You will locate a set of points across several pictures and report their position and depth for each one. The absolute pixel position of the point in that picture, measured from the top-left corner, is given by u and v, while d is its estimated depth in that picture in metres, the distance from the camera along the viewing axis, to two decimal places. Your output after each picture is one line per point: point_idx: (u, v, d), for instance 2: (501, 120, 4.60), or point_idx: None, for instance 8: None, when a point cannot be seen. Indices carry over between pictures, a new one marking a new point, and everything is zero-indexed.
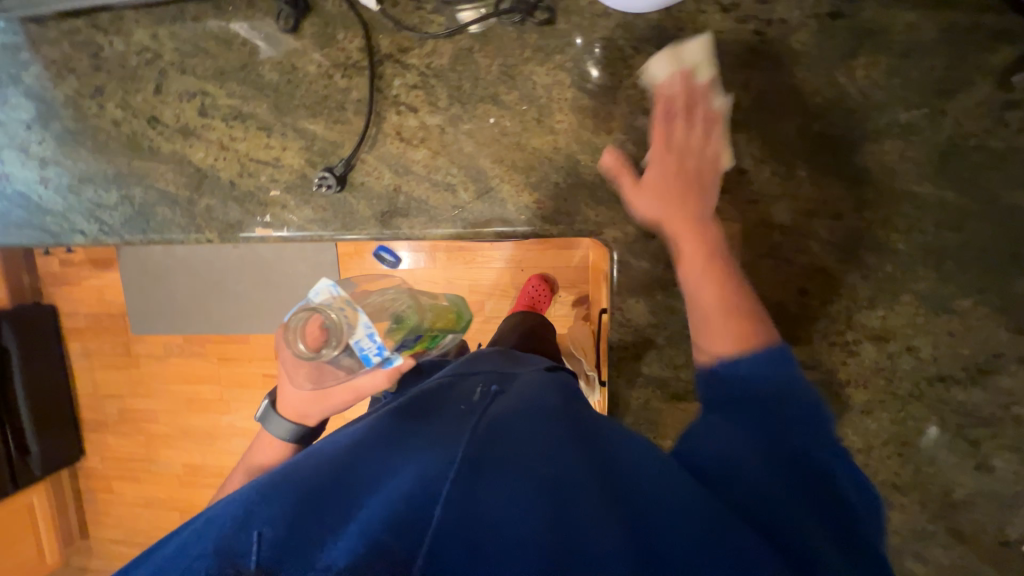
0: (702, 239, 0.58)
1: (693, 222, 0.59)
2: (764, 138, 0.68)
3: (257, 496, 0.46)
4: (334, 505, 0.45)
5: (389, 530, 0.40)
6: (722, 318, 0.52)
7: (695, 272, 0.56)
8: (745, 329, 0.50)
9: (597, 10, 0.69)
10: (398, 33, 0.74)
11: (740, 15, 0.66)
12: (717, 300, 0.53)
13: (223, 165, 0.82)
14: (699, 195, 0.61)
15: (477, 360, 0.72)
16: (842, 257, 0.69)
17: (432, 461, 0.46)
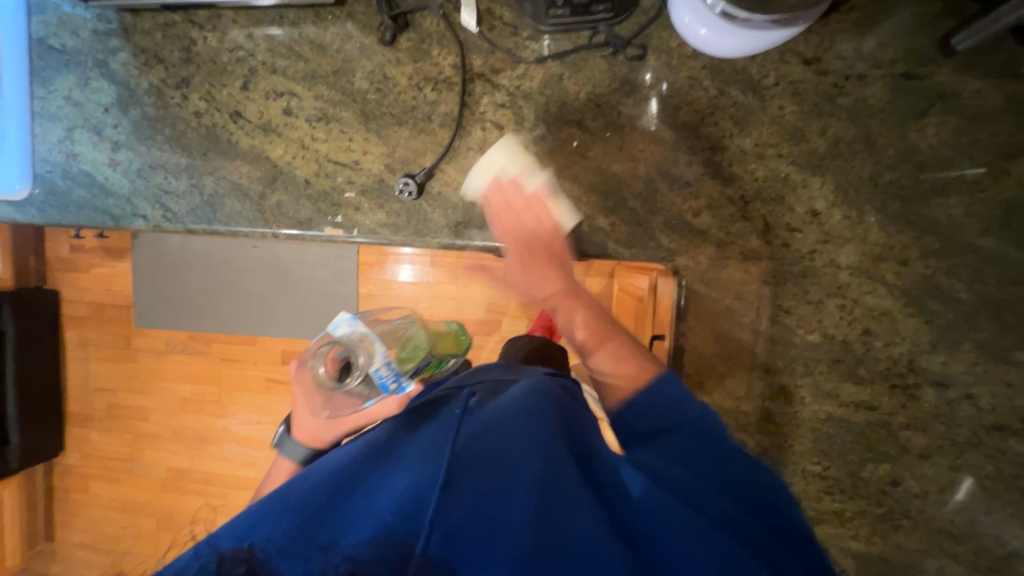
0: (555, 284, 0.68)
1: (554, 279, 0.68)
2: (837, 182, 0.72)
3: (251, 513, 0.45)
4: (342, 514, 0.43)
5: (404, 527, 0.40)
6: (625, 359, 0.58)
7: (591, 322, 0.65)
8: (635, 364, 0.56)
9: (686, 52, 0.74)
10: (492, 54, 0.77)
11: (822, 68, 0.71)
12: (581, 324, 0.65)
13: (300, 163, 0.84)
14: (550, 262, 0.70)
15: (483, 372, 0.71)
16: (906, 301, 0.72)
17: (422, 468, 0.44)
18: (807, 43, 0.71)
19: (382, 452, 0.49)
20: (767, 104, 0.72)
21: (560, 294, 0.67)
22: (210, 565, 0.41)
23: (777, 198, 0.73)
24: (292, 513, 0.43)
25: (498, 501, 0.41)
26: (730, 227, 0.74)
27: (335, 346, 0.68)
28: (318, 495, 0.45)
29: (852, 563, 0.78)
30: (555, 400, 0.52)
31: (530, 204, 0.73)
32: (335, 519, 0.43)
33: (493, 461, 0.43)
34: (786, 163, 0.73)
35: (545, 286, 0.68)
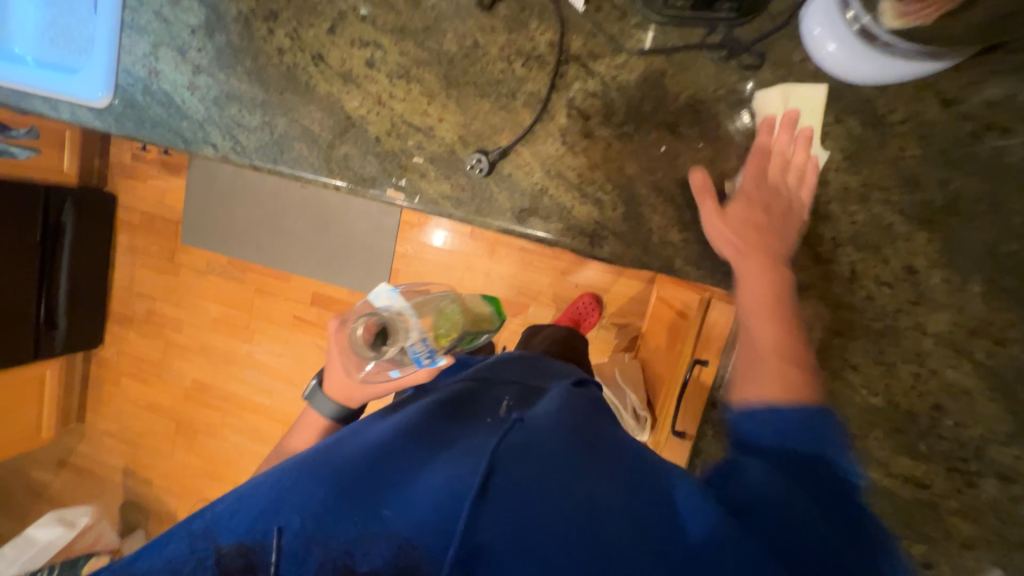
0: (769, 279, 0.61)
1: (771, 281, 0.61)
2: (946, 241, 0.65)
3: (284, 480, 0.53)
4: (372, 499, 0.50)
5: (436, 530, 0.47)
6: (766, 362, 0.54)
7: (749, 305, 0.60)
8: (788, 377, 0.52)
9: (808, 69, 0.67)
10: (593, 37, 0.72)
11: (962, 112, 0.63)
12: (774, 344, 0.56)
13: (373, 119, 0.81)
14: (773, 240, 0.65)
15: (501, 365, 0.74)
16: (991, 384, 0.66)
17: (458, 472, 0.50)
18: (950, 82, 0.63)
19: (411, 451, 0.55)
20: (887, 143, 0.65)
21: (751, 262, 0.63)
22: (209, 559, 0.49)
23: (872, 247, 0.67)
24: (325, 490, 0.51)
25: (524, 533, 0.46)
26: (813, 268, 0.69)
27: (371, 318, 0.68)
28: (347, 473, 0.52)
29: None
30: (582, 430, 0.56)
31: (784, 125, 0.67)
32: (365, 505, 0.50)
33: (531, 486, 0.48)
34: (892, 211, 0.66)
35: (716, 227, 0.67)
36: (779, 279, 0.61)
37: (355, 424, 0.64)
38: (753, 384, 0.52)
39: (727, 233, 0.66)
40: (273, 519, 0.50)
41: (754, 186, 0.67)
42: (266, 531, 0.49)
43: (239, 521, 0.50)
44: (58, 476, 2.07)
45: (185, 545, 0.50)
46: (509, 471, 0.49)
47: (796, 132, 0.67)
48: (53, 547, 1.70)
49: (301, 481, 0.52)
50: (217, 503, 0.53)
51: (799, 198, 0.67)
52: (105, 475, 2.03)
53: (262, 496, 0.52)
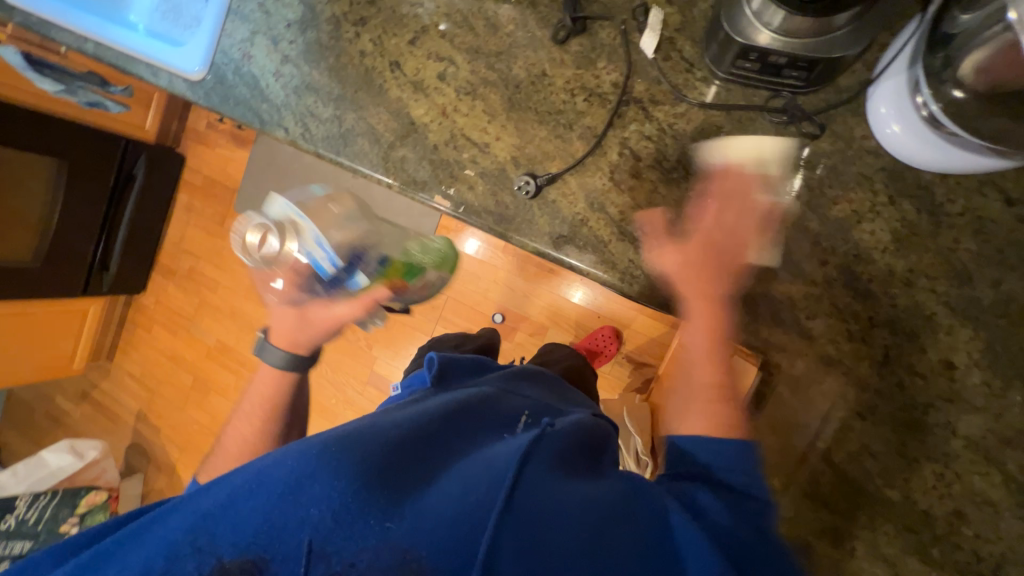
0: (711, 316, 0.66)
1: (712, 317, 0.66)
2: (990, 342, 0.63)
3: (303, 462, 0.49)
4: (387, 502, 0.47)
5: (454, 542, 0.46)
6: (706, 406, 0.61)
7: (697, 346, 0.65)
8: (714, 419, 0.60)
9: (868, 147, 0.67)
10: (657, 84, 0.74)
11: (1022, 214, 0.62)
12: (708, 379, 0.63)
13: (435, 128, 0.86)
14: (722, 276, 0.67)
15: (530, 381, 0.75)
16: (1018, 500, 0.62)
17: (478, 485, 0.50)
18: (1015, 182, 0.62)
19: (424, 460, 0.53)
20: (940, 232, 0.64)
21: (700, 291, 0.66)
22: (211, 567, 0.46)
23: (909, 334, 0.65)
24: (344, 483, 0.47)
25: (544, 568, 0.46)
26: (843, 344, 0.67)
27: (265, 223, 0.74)
28: (369, 465, 0.49)
29: None
30: (579, 460, 0.56)
31: (664, 232, 0.71)
32: (380, 506, 0.47)
33: (548, 516, 0.48)
34: (937, 301, 0.64)
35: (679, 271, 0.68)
36: (721, 310, 0.66)
37: (373, 412, 0.61)
38: (688, 422, 0.61)
39: (683, 275, 0.67)
40: (287, 511, 0.46)
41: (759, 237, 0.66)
42: (279, 525, 0.46)
43: (252, 510, 0.47)
44: (78, 407, 2.18)
45: (190, 524, 0.48)
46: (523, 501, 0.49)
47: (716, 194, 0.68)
48: (62, 472, 1.80)
49: (315, 469, 0.48)
50: (232, 478, 0.51)
51: (745, 257, 0.67)
52: (121, 414, 2.13)
53: (274, 482, 0.48)
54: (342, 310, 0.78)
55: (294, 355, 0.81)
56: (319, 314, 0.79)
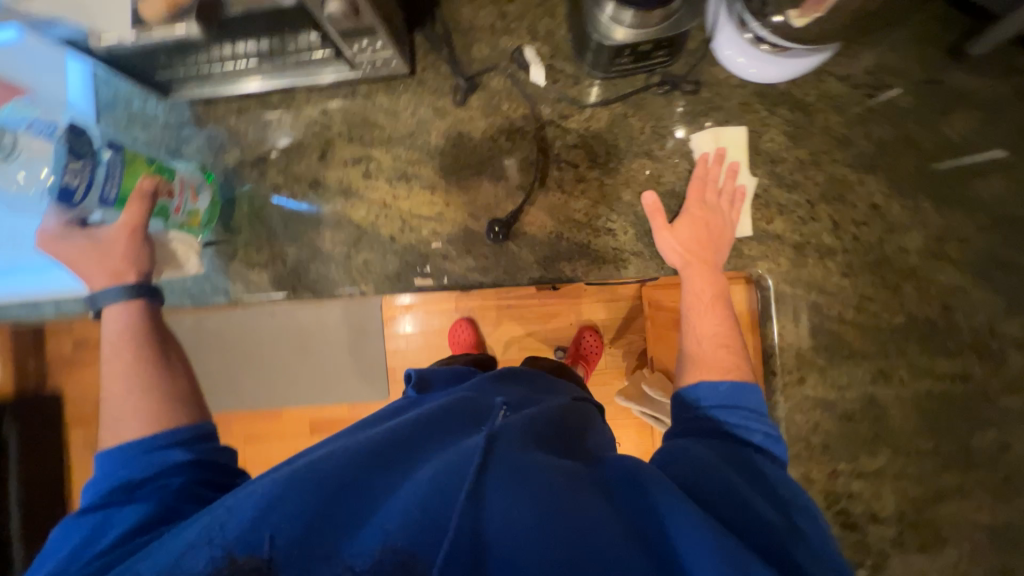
0: (713, 279, 0.78)
1: (708, 278, 0.78)
2: (889, 176, 0.80)
3: (277, 485, 0.41)
4: (349, 515, 0.39)
5: (419, 532, 0.36)
6: (716, 349, 0.73)
7: (697, 307, 0.78)
8: (727, 364, 0.71)
9: (734, 82, 0.83)
10: (559, 103, 0.84)
11: (854, 83, 0.81)
12: (710, 334, 0.75)
13: (384, 222, 0.87)
14: (715, 250, 0.79)
15: (502, 382, 0.67)
16: (974, 275, 0.78)
17: (444, 463, 0.42)
18: (837, 64, 0.81)
19: (392, 470, 0.44)
20: (814, 118, 0.81)
21: (700, 264, 0.79)
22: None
23: (838, 198, 0.80)
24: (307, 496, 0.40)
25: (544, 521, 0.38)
26: (804, 229, 0.80)
27: None
28: (336, 478, 0.42)
29: (986, 538, 0.77)
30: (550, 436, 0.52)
31: (707, 175, 0.81)
32: (344, 519, 0.39)
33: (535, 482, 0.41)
34: (841, 166, 0.80)
35: (671, 251, 0.79)
36: (721, 281, 0.79)
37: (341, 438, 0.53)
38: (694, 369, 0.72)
39: (679, 249, 0.79)
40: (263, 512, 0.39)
41: (700, 211, 0.80)
42: (250, 523, 0.38)
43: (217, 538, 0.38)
44: None
45: (196, 532, 0.39)
46: (493, 470, 0.41)
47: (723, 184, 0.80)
48: None
49: (287, 481, 0.41)
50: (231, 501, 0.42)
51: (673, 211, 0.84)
52: None
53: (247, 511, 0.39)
54: (124, 216, 0.67)
55: (131, 279, 0.66)
56: (131, 214, 0.67)
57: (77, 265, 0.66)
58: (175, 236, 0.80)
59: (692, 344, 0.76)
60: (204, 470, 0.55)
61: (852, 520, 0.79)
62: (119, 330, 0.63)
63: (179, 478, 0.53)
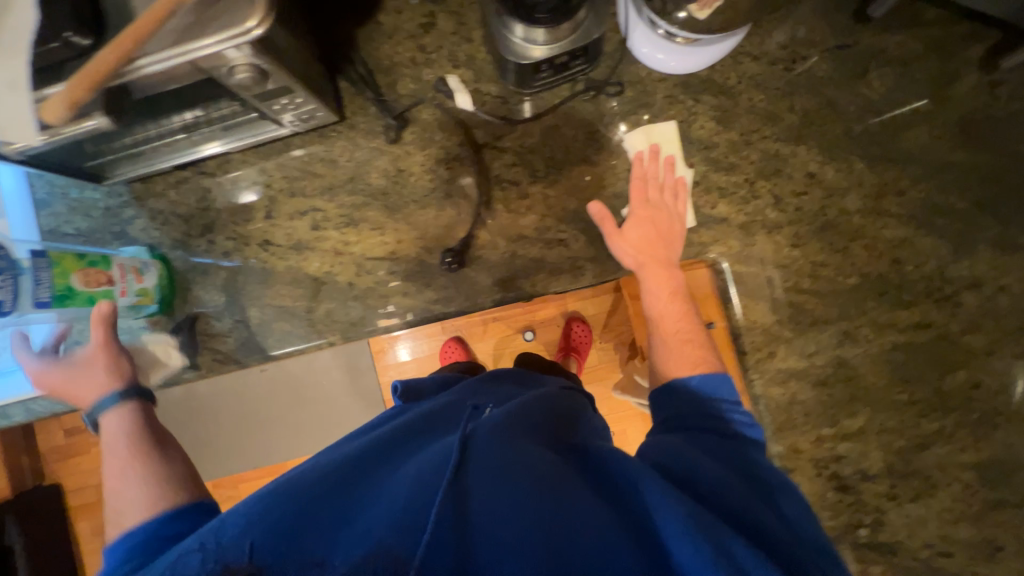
0: (668, 270, 0.72)
1: (663, 272, 0.71)
2: (819, 144, 0.82)
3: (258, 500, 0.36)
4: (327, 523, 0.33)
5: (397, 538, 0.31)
6: (681, 347, 0.61)
7: (655, 303, 0.68)
8: (698, 358, 0.59)
9: (655, 77, 0.84)
10: (491, 125, 0.85)
11: (770, 59, 0.83)
12: (674, 331, 0.63)
13: (339, 269, 0.87)
14: (668, 243, 0.76)
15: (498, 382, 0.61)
16: (916, 224, 0.80)
17: (430, 469, 0.38)
18: (751, 44, 0.83)
19: (367, 487, 0.37)
20: (738, 100, 0.83)
21: (652, 259, 0.74)
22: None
23: (774, 172, 0.82)
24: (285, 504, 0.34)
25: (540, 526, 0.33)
26: (746, 208, 0.82)
27: None
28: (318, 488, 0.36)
29: (974, 477, 0.79)
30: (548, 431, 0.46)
31: (647, 172, 0.80)
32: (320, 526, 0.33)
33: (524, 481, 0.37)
34: (772, 142, 0.82)
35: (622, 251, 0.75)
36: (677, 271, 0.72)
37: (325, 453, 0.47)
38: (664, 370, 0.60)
39: (629, 248, 0.76)
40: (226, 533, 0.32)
41: (644, 209, 0.79)
42: (207, 548, 0.31)
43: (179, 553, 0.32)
44: None
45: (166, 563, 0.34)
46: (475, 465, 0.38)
47: (663, 178, 0.80)
48: None
49: (251, 500, 0.35)
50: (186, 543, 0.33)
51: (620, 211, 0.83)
52: None
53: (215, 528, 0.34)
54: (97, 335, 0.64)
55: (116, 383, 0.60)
56: (110, 332, 0.64)
57: (78, 393, 0.62)
58: (152, 341, 0.85)
59: (656, 347, 0.63)
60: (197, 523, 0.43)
61: (844, 482, 0.80)
62: (113, 433, 0.55)
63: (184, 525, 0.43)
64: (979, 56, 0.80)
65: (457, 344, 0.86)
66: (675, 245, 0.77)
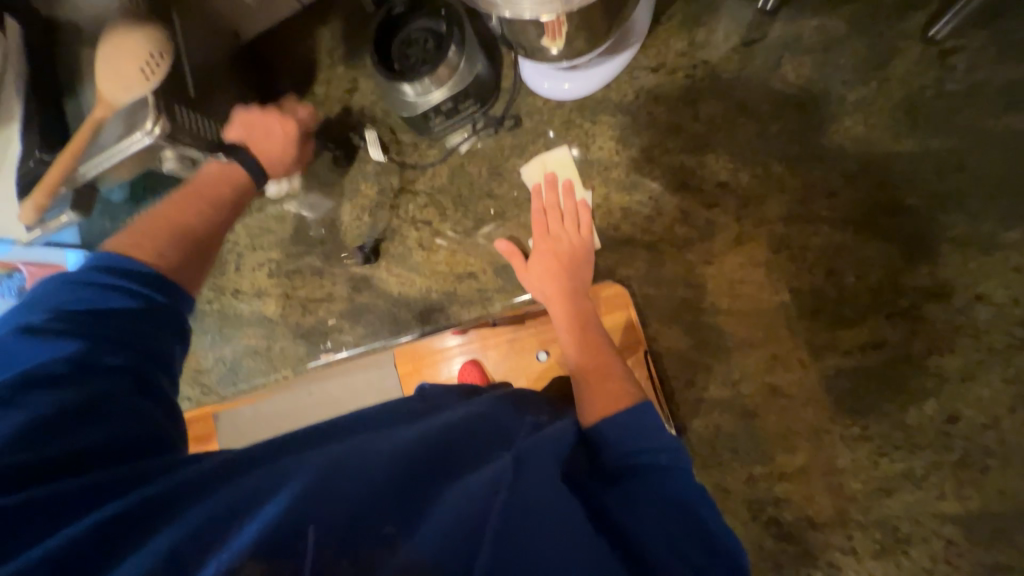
0: (577, 308, 0.71)
1: (571, 309, 0.70)
2: (730, 151, 0.75)
3: (313, 467, 0.35)
4: (385, 513, 0.33)
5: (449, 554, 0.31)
6: (604, 383, 0.58)
7: (567, 341, 0.67)
8: (621, 390, 0.56)
9: (551, 104, 0.84)
10: (405, 170, 0.92)
11: (668, 69, 0.78)
12: (593, 367, 0.61)
13: (288, 311, 0.98)
14: (572, 272, 0.75)
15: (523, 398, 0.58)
16: (856, 229, 0.69)
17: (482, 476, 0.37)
18: (646, 56, 0.79)
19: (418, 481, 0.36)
20: (637, 115, 0.79)
21: (558, 295, 0.73)
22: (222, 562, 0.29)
23: (681, 185, 0.77)
24: (350, 486, 0.34)
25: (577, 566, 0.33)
26: (652, 227, 0.78)
27: None
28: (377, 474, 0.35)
29: (957, 532, 0.64)
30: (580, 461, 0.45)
31: (549, 204, 0.80)
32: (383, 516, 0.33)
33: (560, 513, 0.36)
34: (676, 155, 0.77)
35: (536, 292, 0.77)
36: (582, 304, 0.71)
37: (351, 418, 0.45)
38: (587, 404, 0.56)
39: (542, 286, 0.76)
40: (254, 516, 0.32)
41: (544, 242, 0.78)
42: (231, 533, 0.31)
43: (226, 516, 0.32)
44: None
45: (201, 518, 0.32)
46: (521, 500, 0.35)
47: (564, 206, 0.80)
48: None
49: (294, 477, 0.34)
50: (202, 503, 0.33)
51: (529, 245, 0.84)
52: None
53: (269, 497, 0.33)
54: None
55: None
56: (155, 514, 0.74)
57: None
58: None
59: (579, 385, 0.60)
60: (96, 308, 0.44)
61: (786, 530, 0.69)
62: None
63: (113, 355, 0.43)
64: (919, 27, 0.68)
65: (474, 366, 0.78)
66: (585, 272, 0.76)
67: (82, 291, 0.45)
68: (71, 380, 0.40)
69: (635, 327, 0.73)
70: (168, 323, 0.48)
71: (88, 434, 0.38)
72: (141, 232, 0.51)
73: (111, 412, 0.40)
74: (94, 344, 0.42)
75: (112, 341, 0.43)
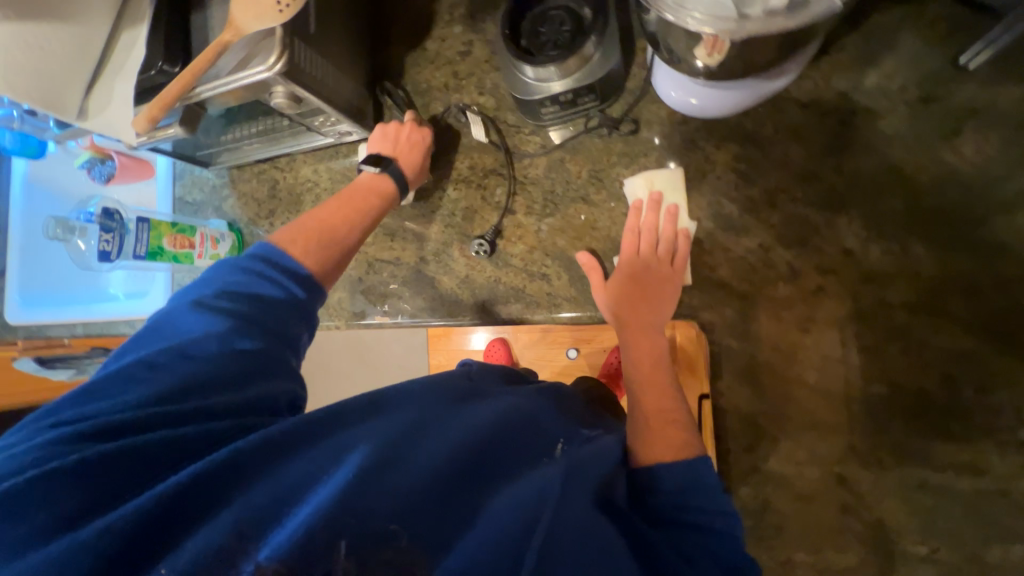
0: (651, 339, 0.64)
1: (644, 339, 0.64)
2: (867, 216, 0.67)
3: (359, 445, 0.31)
4: (429, 513, 0.30)
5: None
6: (661, 429, 0.50)
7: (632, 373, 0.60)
8: (681, 441, 0.48)
9: (676, 118, 0.77)
10: (500, 152, 0.88)
11: (821, 108, 0.70)
12: (654, 408, 0.54)
13: (353, 264, 0.98)
14: (653, 300, 0.69)
15: (568, 397, 0.53)
16: (989, 340, 0.63)
17: (530, 490, 0.33)
18: (799, 89, 0.70)
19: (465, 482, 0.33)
20: (770, 152, 0.72)
21: (632, 320, 0.67)
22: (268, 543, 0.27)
23: (800, 240, 0.70)
24: (397, 480, 0.30)
25: None
26: (753, 277, 0.71)
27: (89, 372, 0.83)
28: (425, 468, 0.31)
29: None
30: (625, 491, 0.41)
31: (646, 222, 0.73)
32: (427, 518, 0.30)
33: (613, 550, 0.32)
34: (803, 206, 0.70)
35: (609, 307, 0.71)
36: (658, 336, 0.64)
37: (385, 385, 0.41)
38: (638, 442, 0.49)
39: (617, 304, 0.70)
40: (308, 496, 0.29)
41: (631, 262, 0.72)
42: (287, 510, 0.29)
43: (270, 488, 0.29)
44: None
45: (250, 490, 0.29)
46: (566, 531, 0.32)
47: (661, 226, 0.72)
48: None
49: (348, 453, 0.31)
50: (263, 482, 0.30)
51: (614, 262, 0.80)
52: None
53: (314, 474, 0.30)
54: None
55: None
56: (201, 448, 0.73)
57: None
58: None
59: (632, 420, 0.53)
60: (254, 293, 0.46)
61: None
62: None
63: (245, 341, 0.41)
64: None
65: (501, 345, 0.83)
66: (668, 304, 0.69)
67: (238, 279, 0.46)
68: (213, 355, 0.39)
69: (706, 372, 0.70)
70: (299, 318, 0.47)
71: (212, 398, 0.36)
72: (306, 239, 0.55)
73: (246, 381, 0.38)
74: (238, 326, 0.42)
75: (252, 326, 0.43)
